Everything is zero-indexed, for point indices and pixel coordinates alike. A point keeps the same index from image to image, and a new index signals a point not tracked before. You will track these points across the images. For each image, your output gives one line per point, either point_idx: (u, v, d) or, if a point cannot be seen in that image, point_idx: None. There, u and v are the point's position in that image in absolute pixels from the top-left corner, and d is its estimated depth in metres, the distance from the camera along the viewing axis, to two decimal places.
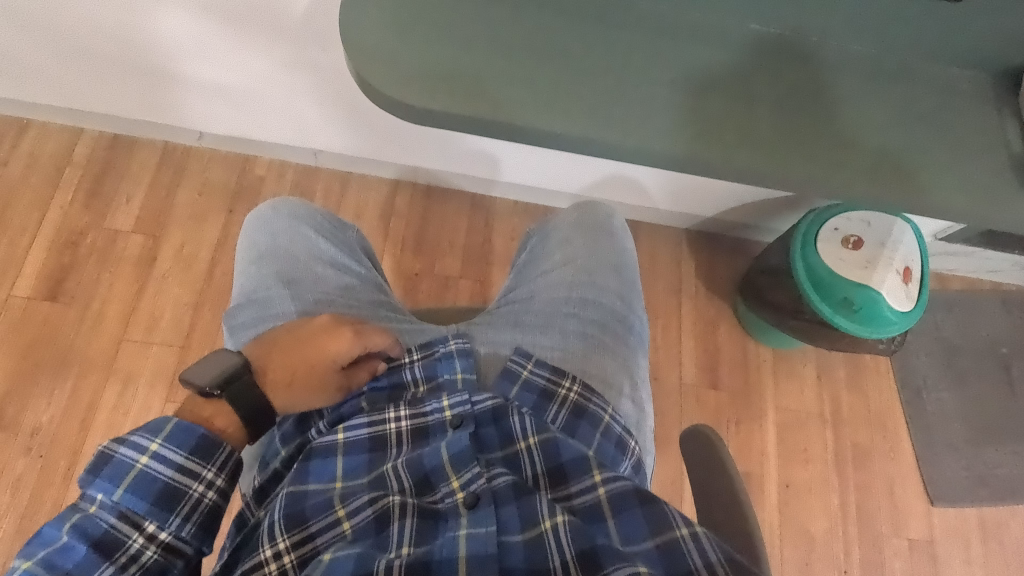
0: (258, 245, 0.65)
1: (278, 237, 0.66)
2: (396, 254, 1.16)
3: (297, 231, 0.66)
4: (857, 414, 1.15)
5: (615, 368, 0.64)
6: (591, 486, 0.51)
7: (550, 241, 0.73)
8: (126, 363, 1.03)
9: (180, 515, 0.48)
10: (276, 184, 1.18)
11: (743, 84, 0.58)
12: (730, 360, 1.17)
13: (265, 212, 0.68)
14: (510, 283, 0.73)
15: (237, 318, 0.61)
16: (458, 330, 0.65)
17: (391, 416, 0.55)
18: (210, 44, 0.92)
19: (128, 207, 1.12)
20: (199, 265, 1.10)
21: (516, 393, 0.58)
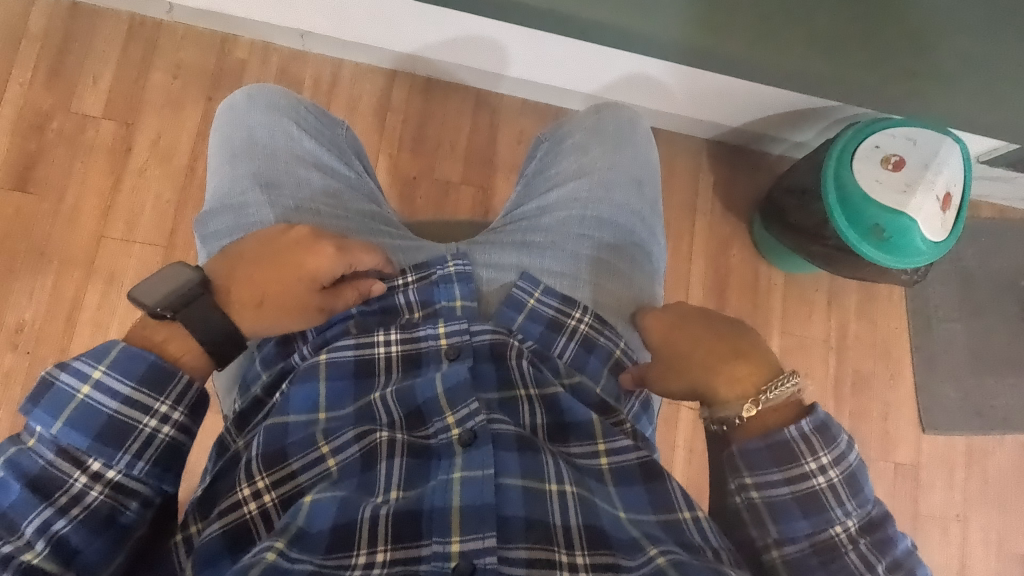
0: (233, 139, 0.58)
1: (256, 132, 0.58)
2: (393, 153, 1.07)
3: (277, 125, 0.59)
4: (862, 341, 1.15)
5: (627, 295, 0.59)
6: (593, 451, 0.49)
7: (563, 149, 0.65)
8: (108, 261, 0.97)
9: (130, 452, 0.46)
10: (260, 70, 1.06)
11: None
12: (740, 282, 1.14)
13: (241, 100, 0.60)
14: (517, 195, 0.66)
15: (209, 225, 0.55)
16: (458, 248, 0.60)
17: (380, 339, 0.53)
18: None
19: (96, 89, 1.02)
20: (180, 159, 1.02)
21: (519, 321, 0.55)
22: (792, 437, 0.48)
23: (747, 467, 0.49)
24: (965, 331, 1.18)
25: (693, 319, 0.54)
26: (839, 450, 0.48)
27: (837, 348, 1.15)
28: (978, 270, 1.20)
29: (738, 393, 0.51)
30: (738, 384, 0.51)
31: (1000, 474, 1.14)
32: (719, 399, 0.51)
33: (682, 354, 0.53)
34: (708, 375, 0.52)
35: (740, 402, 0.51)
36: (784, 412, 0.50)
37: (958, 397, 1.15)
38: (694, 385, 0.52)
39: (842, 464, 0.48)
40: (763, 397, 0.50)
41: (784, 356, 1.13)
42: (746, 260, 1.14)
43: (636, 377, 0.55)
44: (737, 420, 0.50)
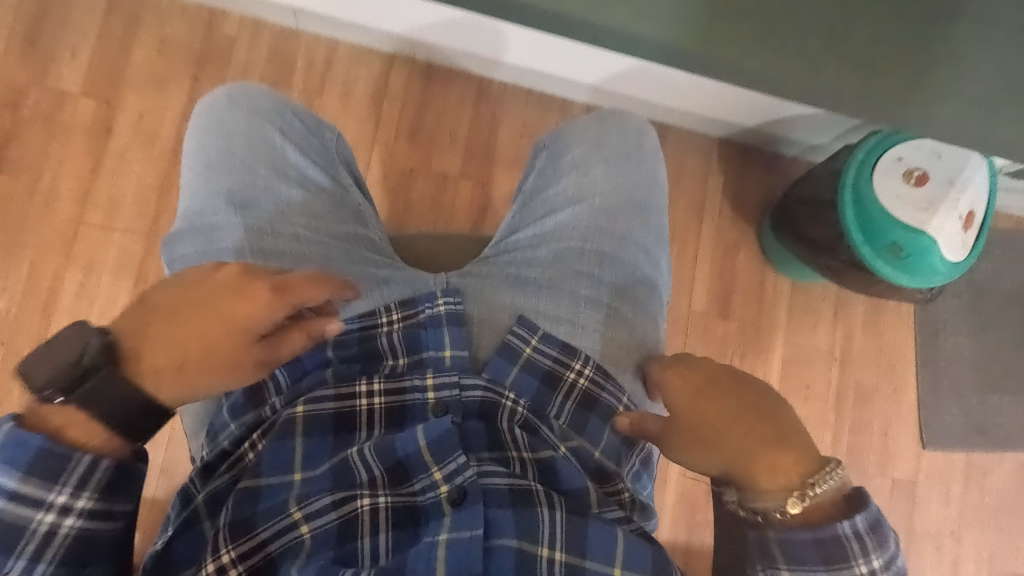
0: (211, 148, 0.54)
1: (237, 142, 0.55)
2: (389, 143, 1.02)
3: (256, 135, 0.56)
4: (867, 354, 1.12)
5: (628, 338, 0.56)
6: None
7: (562, 170, 0.61)
8: (86, 249, 0.93)
9: (26, 554, 0.44)
10: (249, 49, 1.00)
11: None
12: (745, 290, 1.10)
13: (222, 105, 0.56)
14: (513, 218, 0.61)
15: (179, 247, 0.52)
16: (448, 282, 0.56)
17: (361, 390, 0.50)
18: None
19: (75, 64, 0.95)
20: (163, 142, 0.96)
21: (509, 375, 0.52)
22: (843, 537, 0.44)
23: (785, 560, 0.45)
24: (973, 346, 1.15)
25: (727, 391, 0.50)
26: (890, 553, 0.45)
27: (841, 360, 1.12)
28: (991, 284, 1.16)
29: (780, 484, 0.46)
30: (779, 474, 0.46)
31: (998, 493, 1.13)
32: (758, 488, 0.47)
33: (717, 430, 0.49)
34: (750, 458, 0.47)
35: (783, 493, 0.46)
36: (831, 508, 0.46)
37: (961, 413, 1.13)
38: (727, 466, 0.48)
39: (891, 567, 0.45)
40: (810, 492, 0.45)
41: (786, 367, 1.10)
42: (752, 268, 1.10)
43: (662, 444, 0.51)
44: (778, 513, 0.46)
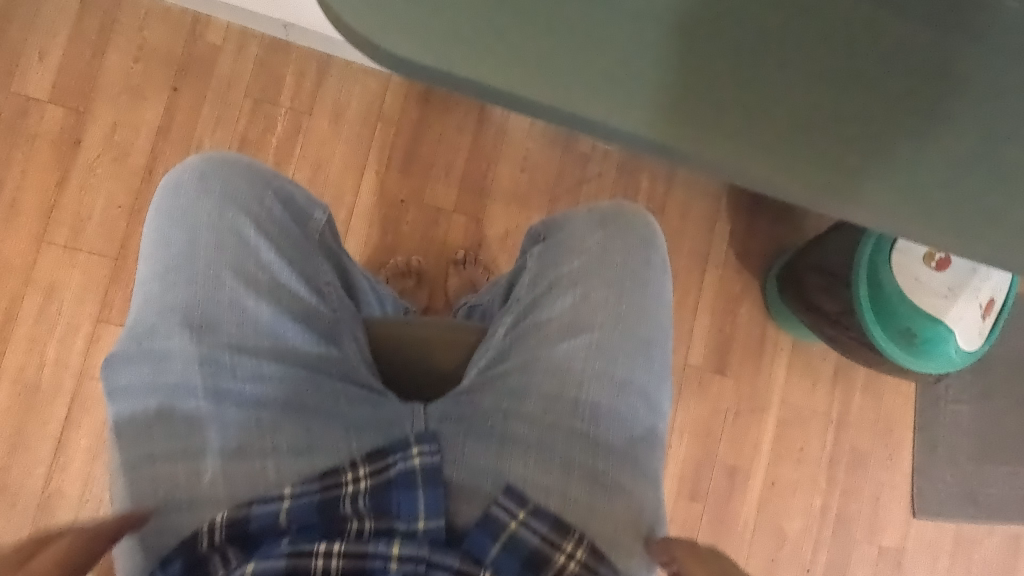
0: (167, 243, 0.44)
1: (199, 236, 0.44)
2: (379, 171, 0.96)
3: (223, 227, 0.45)
4: (864, 418, 1.08)
5: (630, 518, 0.45)
6: None
7: (560, 289, 0.51)
8: (49, 270, 0.87)
9: None
10: (234, 61, 0.92)
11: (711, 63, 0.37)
12: (744, 345, 1.05)
13: (189, 184, 0.46)
14: (499, 342, 0.50)
15: (117, 374, 0.42)
16: (426, 428, 0.46)
17: (318, 548, 0.39)
18: None
19: (43, 68, 0.88)
20: (136, 158, 0.89)
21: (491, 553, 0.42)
22: None
23: None
24: (974, 413, 1.11)
25: None
26: None
27: (837, 423, 1.08)
28: (998, 350, 1.12)
29: None
30: None
31: (984, 564, 1.10)
32: None
33: None
34: None
35: None
36: None
37: (955, 482, 1.10)
38: None
39: None
40: None
41: (780, 428, 1.06)
42: (753, 323, 1.05)
43: None
44: None
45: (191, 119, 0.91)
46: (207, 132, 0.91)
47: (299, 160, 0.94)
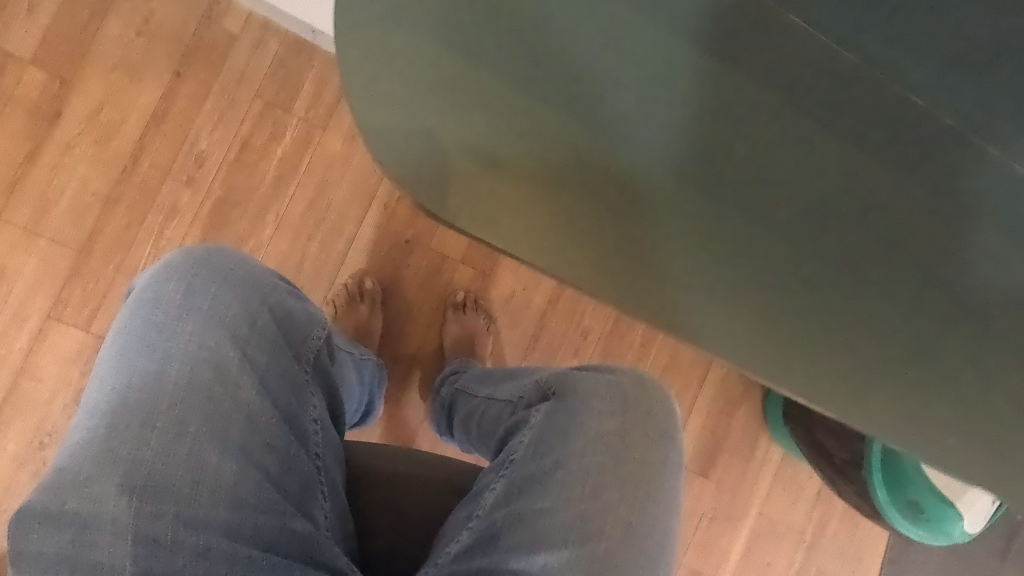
0: (133, 374, 0.41)
1: (171, 370, 0.41)
2: (389, 206, 0.87)
3: (201, 362, 0.42)
4: (838, 541, 1.04)
5: None
6: None
7: (566, 472, 0.46)
8: (2, 251, 0.78)
9: None
10: (250, 56, 0.83)
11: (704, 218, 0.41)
12: (733, 450, 1.00)
13: (173, 299, 0.43)
14: (487, 519, 0.46)
15: (33, 536, 0.36)
16: None
17: None
18: None
19: (30, 22, 0.77)
20: (121, 144, 0.80)
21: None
22: None
23: None
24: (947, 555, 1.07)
25: None
26: None
27: (810, 543, 1.03)
28: None
29: None
30: None
31: None
32: None
33: None
34: None
35: None
36: None
37: None
38: None
39: None
40: None
41: (753, 540, 1.01)
42: (746, 429, 1.00)
43: None
44: None
45: (191, 111, 0.82)
46: (205, 129, 0.82)
47: (302, 178, 0.85)
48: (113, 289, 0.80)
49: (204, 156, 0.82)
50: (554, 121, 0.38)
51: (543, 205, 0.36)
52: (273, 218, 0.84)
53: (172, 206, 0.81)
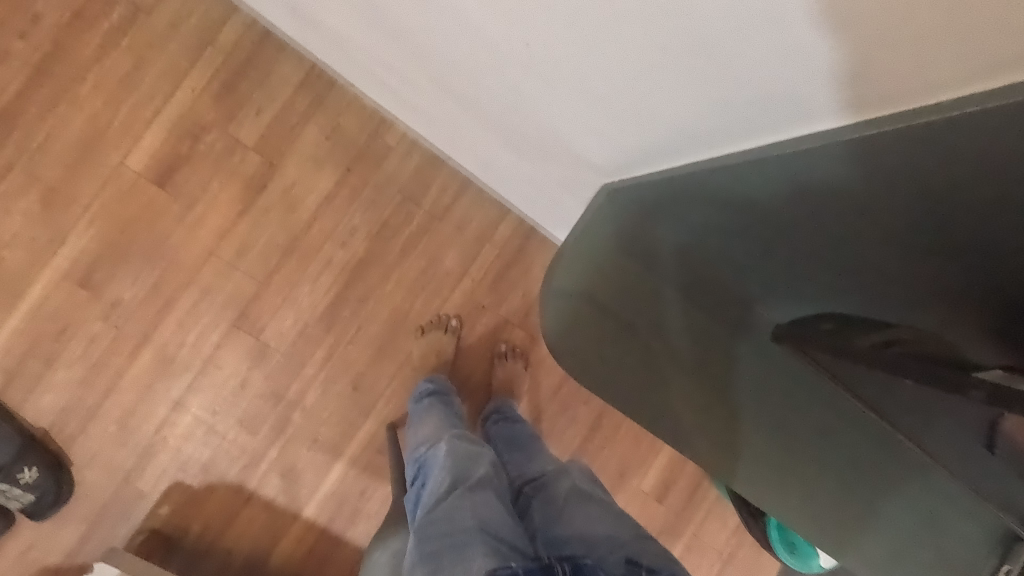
0: (451, 467, 0.77)
1: (469, 465, 0.77)
2: (475, 280, 1.22)
3: (475, 460, 0.79)
4: (745, 562, 1.42)
5: None
6: None
7: (572, 499, 0.75)
8: (208, 276, 1.11)
9: None
10: (399, 162, 1.17)
11: (690, 326, 0.92)
12: (683, 486, 1.37)
13: (458, 445, 0.82)
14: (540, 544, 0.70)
15: (426, 534, 0.67)
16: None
17: None
18: (400, 83, 0.92)
19: (256, 120, 1.10)
20: (302, 213, 1.13)
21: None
22: None
23: None
24: None
25: None
26: None
27: (725, 561, 1.41)
28: None
29: None
30: None
31: None
32: None
33: None
34: None
35: None
36: None
37: None
38: None
39: None
40: None
41: (685, 553, 1.38)
42: (695, 474, 1.37)
43: None
44: None
45: (352, 196, 1.15)
46: (360, 211, 1.16)
47: (419, 253, 1.19)
48: (279, 312, 1.14)
49: (355, 228, 1.16)
50: (631, 280, 0.91)
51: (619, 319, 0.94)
52: (394, 278, 1.19)
53: (328, 261, 1.15)
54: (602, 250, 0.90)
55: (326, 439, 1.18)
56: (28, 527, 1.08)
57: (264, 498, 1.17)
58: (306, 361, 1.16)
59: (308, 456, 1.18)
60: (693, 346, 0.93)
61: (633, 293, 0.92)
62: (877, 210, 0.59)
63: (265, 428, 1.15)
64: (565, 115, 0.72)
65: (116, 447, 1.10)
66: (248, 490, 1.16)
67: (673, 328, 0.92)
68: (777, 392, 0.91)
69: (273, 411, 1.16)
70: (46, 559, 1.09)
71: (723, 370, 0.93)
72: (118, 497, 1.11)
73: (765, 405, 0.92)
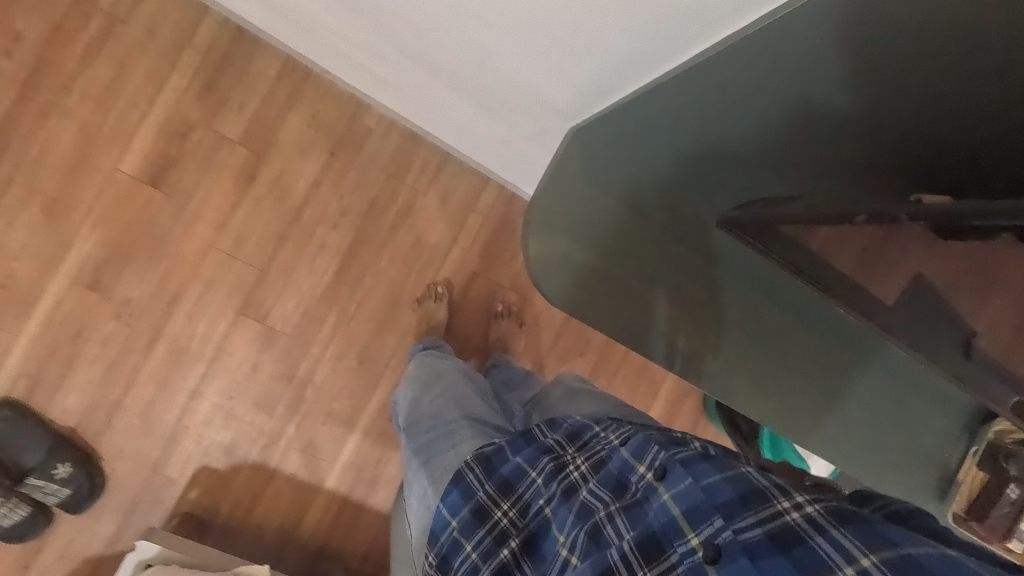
0: (430, 386, 0.94)
1: (445, 381, 0.94)
2: (464, 249, 1.29)
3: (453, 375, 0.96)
4: None
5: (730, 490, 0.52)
6: (688, 548, 0.47)
7: (559, 393, 0.87)
8: (210, 268, 1.16)
9: None
10: (380, 142, 1.22)
11: (656, 245, 0.95)
12: (681, 425, 1.44)
13: (432, 368, 0.99)
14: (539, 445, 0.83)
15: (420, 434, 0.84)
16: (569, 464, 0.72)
17: (500, 509, 0.64)
18: (369, 52, 0.95)
19: (240, 114, 1.15)
20: (292, 200, 1.19)
21: (685, 485, 0.49)
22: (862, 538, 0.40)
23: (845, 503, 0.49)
24: None
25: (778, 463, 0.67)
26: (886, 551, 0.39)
27: None
28: None
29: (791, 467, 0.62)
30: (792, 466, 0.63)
31: None
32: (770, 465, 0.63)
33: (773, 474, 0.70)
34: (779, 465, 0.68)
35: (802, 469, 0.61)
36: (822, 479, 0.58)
37: None
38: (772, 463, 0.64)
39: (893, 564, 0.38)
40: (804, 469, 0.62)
41: None
42: (691, 412, 1.44)
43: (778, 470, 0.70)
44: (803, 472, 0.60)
45: (339, 178, 1.21)
46: (348, 192, 1.21)
47: (408, 227, 1.25)
48: (281, 296, 1.20)
49: (345, 209, 1.21)
50: (608, 204, 0.93)
51: (594, 242, 0.97)
52: (387, 253, 1.25)
53: (322, 242, 1.21)
54: (575, 169, 0.92)
55: (340, 412, 1.25)
56: (66, 521, 1.14)
57: (287, 473, 1.23)
58: (312, 340, 1.22)
59: (324, 430, 1.24)
60: (666, 261, 0.96)
61: (606, 213, 0.94)
62: (896, 70, 0.63)
63: (280, 407, 1.22)
64: (534, 50, 0.73)
65: (140, 439, 1.16)
66: (271, 467, 1.23)
67: (645, 246, 0.95)
68: (745, 297, 0.97)
69: (286, 391, 1.22)
70: (88, 550, 1.16)
71: (698, 283, 0.96)
72: (148, 485, 1.17)
73: (736, 312, 0.98)
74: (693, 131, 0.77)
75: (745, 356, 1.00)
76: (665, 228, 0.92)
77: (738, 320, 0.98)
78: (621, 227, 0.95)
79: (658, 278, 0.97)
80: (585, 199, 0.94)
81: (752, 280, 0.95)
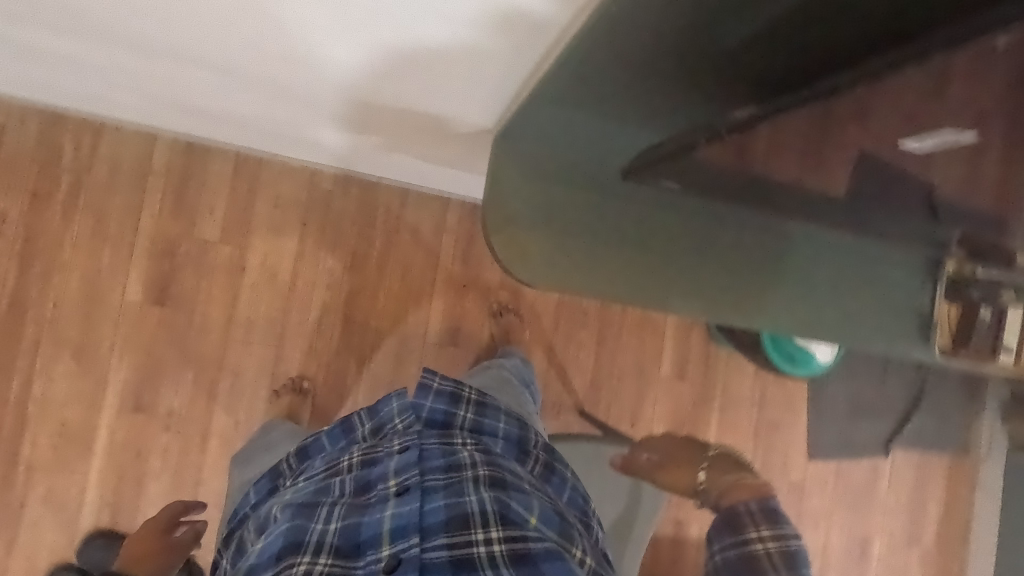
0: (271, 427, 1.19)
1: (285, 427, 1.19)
2: (448, 267, 1.39)
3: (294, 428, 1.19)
4: (777, 399, 1.55)
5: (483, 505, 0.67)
6: (376, 557, 0.60)
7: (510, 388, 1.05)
8: (233, 358, 1.27)
9: None
10: (342, 199, 1.33)
11: (589, 199, 1.10)
12: (696, 357, 1.52)
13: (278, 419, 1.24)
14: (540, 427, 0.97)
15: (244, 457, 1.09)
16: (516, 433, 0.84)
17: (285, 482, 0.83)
18: (287, 125, 1.06)
19: (213, 217, 1.26)
20: (283, 277, 1.30)
21: (408, 508, 0.63)
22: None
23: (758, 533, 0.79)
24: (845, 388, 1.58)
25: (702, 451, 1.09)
26: None
27: (760, 403, 1.54)
28: None
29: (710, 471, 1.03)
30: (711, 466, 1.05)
31: (858, 488, 1.58)
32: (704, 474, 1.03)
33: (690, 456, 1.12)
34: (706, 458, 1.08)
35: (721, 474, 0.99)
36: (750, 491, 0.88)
37: (839, 434, 1.57)
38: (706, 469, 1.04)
39: None
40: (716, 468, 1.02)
41: (724, 411, 1.53)
42: (702, 344, 1.52)
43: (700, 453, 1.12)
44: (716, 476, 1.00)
45: (316, 243, 1.31)
46: (329, 252, 1.32)
47: (391, 266, 1.35)
48: (301, 361, 1.31)
49: (331, 268, 1.32)
50: (536, 179, 1.08)
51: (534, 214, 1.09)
52: (381, 294, 1.35)
53: (321, 304, 1.31)
54: (498, 165, 1.06)
55: None
56: None
57: None
58: (342, 391, 1.32)
59: None
60: (600, 211, 1.10)
61: (541, 184, 1.08)
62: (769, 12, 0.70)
63: None
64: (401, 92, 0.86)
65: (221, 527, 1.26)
66: None
67: (581, 204, 1.10)
68: (672, 222, 1.12)
69: None
70: None
71: (629, 221, 1.11)
72: None
73: (667, 237, 1.11)
74: (585, 100, 0.92)
75: (683, 266, 1.12)
76: (587, 181, 1.10)
77: (671, 241, 1.12)
78: (559, 195, 1.09)
79: (596, 227, 1.09)
80: (518, 180, 1.07)
81: (672, 204, 1.11)
